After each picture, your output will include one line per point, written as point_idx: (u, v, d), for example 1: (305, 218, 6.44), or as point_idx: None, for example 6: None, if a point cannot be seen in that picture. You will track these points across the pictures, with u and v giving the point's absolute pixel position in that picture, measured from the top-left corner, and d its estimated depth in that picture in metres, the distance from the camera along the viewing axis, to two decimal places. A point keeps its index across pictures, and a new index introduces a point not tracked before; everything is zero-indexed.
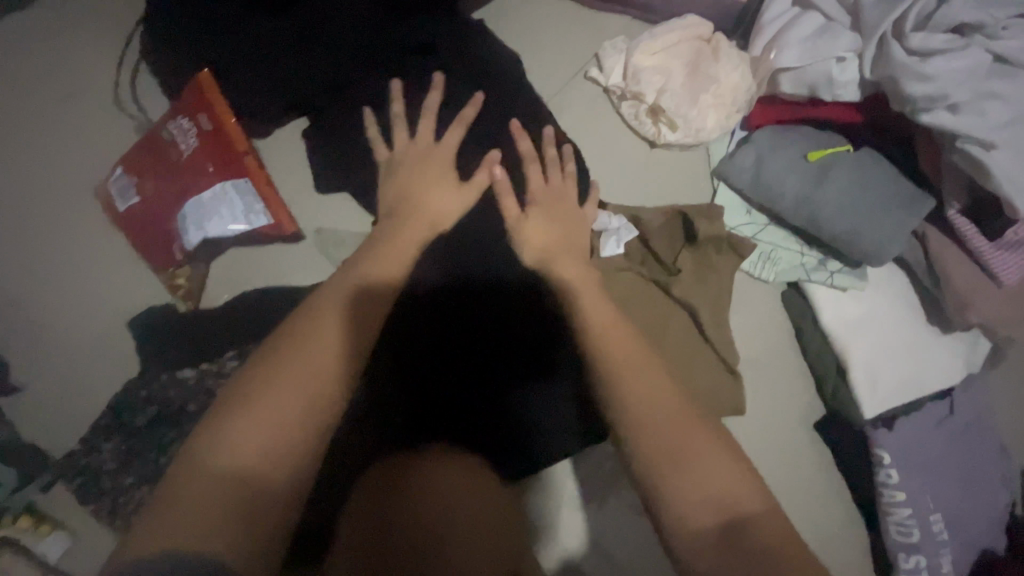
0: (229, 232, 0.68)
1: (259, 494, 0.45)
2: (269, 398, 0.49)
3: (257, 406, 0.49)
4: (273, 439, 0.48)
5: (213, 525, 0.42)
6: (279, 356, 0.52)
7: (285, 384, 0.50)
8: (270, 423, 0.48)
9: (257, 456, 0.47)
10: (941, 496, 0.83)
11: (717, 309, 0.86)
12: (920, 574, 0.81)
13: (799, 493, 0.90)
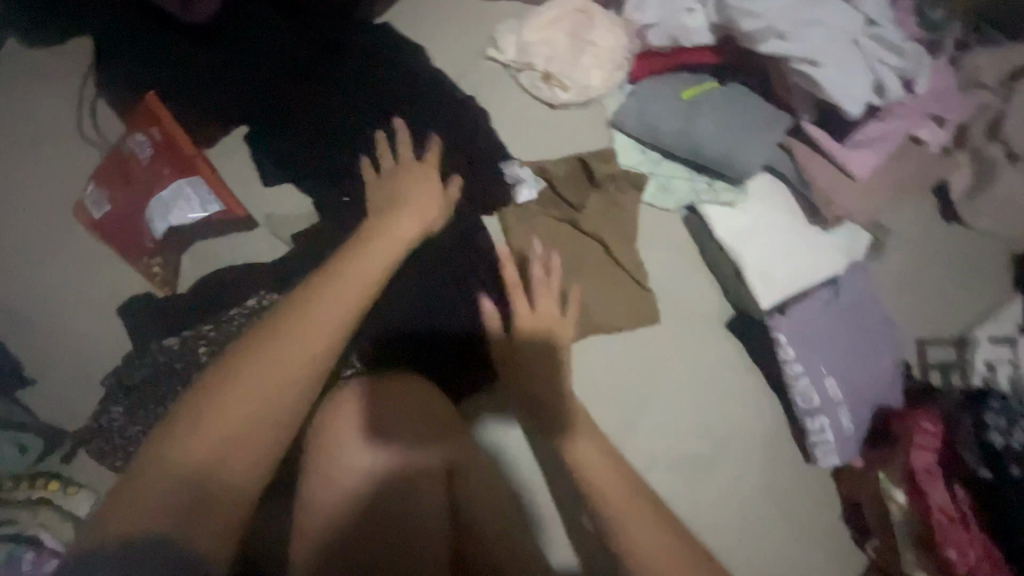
0: (189, 219, 0.82)
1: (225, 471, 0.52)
2: (242, 379, 0.55)
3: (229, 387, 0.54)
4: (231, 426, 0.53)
5: (181, 506, 0.49)
6: (262, 355, 0.56)
7: (259, 379, 0.55)
8: (236, 407, 0.54)
9: (220, 439, 0.52)
10: (835, 366, 0.97)
11: (623, 238, 1.01)
12: (825, 433, 0.96)
13: (721, 385, 1.04)
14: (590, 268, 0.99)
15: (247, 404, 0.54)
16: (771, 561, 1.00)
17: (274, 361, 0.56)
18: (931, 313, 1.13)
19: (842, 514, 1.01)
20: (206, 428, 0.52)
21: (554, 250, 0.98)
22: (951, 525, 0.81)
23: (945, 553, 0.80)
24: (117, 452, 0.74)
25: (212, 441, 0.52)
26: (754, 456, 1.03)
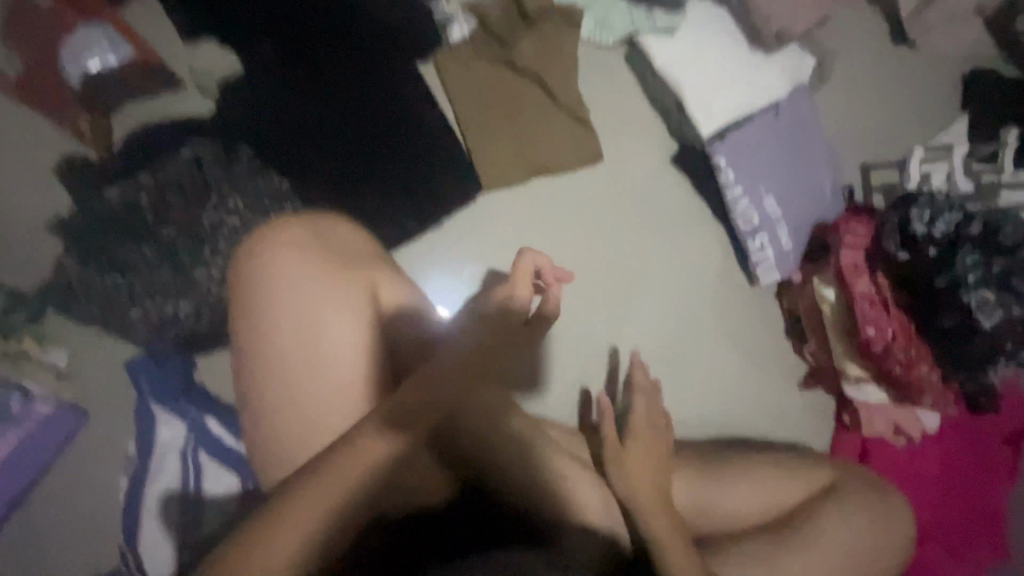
0: (105, 66, 0.83)
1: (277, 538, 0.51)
2: (296, 514, 0.52)
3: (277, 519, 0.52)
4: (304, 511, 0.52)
5: None
6: (317, 476, 0.54)
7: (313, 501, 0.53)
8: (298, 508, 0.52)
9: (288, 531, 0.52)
10: (775, 185, 1.00)
11: (560, 76, 0.99)
12: (765, 252, 1.01)
13: (667, 220, 1.07)
14: (526, 108, 0.98)
15: (362, 457, 0.56)
16: (721, 378, 1.07)
17: (371, 460, 0.56)
18: (875, 137, 1.14)
19: (786, 329, 1.08)
20: (333, 478, 0.54)
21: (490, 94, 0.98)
22: (872, 307, 0.87)
23: (865, 332, 0.86)
24: (79, 302, 0.78)
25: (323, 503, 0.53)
26: (703, 285, 1.07)
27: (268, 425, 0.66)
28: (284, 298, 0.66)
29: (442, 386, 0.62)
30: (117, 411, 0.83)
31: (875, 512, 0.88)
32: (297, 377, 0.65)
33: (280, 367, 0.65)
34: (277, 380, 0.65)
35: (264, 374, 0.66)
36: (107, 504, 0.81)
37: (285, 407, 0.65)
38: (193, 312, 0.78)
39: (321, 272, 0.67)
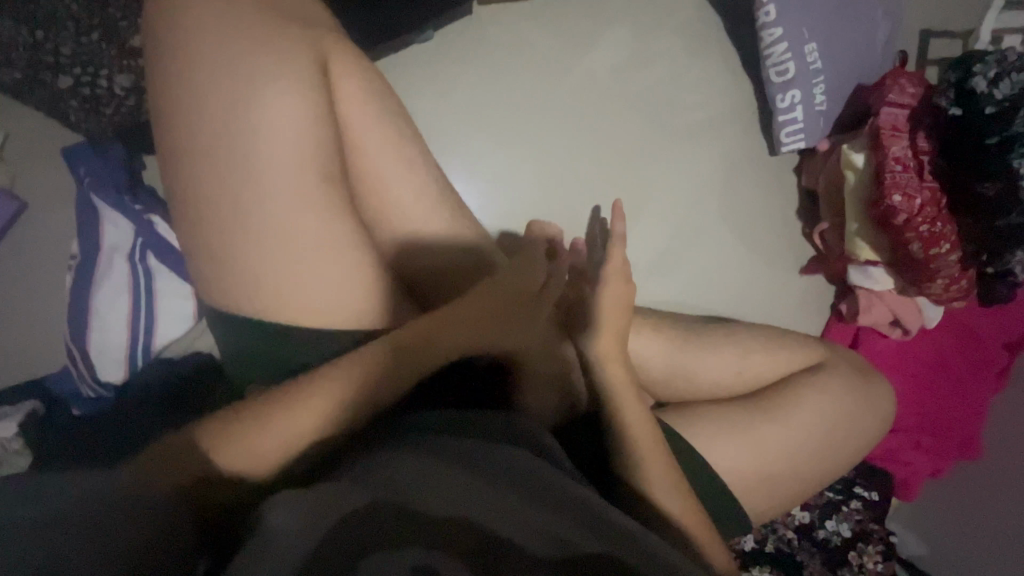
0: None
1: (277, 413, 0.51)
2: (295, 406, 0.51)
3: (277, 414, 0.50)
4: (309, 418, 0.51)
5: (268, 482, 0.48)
6: (318, 386, 0.53)
7: (320, 398, 0.52)
8: (304, 414, 0.51)
9: (292, 432, 0.50)
10: (822, 32, 0.86)
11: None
12: (794, 110, 0.89)
13: (689, 68, 0.94)
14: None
15: (365, 367, 0.55)
16: (725, 257, 0.98)
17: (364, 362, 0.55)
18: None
19: (798, 209, 1.00)
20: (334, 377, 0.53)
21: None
22: (904, 173, 0.77)
23: (890, 198, 0.77)
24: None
25: (323, 411, 0.52)
26: (720, 149, 0.96)
27: (221, 252, 0.57)
28: (225, 61, 0.55)
29: (448, 333, 0.59)
30: (58, 200, 0.76)
31: (858, 393, 0.85)
32: (244, 156, 0.55)
33: (221, 145, 0.55)
34: (217, 160, 0.55)
35: (201, 153, 0.55)
36: (50, 301, 0.77)
37: (232, 200, 0.56)
38: (133, 88, 0.67)
39: (272, 38, 0.56)
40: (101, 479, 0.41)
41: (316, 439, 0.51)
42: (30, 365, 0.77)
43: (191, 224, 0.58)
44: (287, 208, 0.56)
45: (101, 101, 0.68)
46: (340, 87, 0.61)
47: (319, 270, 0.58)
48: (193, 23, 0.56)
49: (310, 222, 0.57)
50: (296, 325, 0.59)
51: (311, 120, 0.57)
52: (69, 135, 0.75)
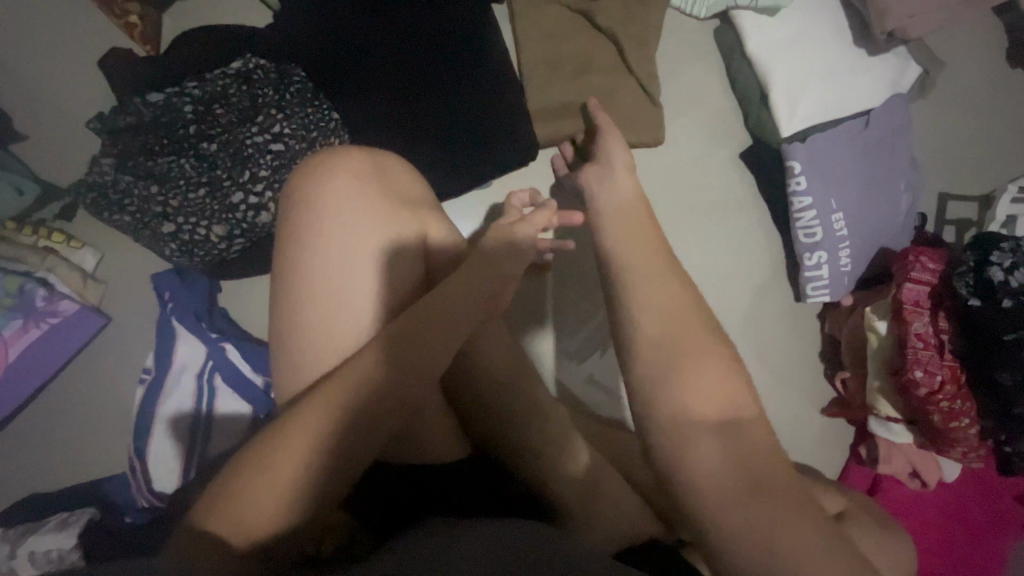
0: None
1: (277, 447, 0.49)
2: (293, 434, 0.50)
3: (280, 450, 0.49)
4: (305, 449, 0.49)
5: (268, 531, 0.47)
6: (316, 405, 0.52)
7: (311, 419, 0.51)
8: (300, 447, 0.49)
9: (293, 471, 0.48)
10: (847, 202, 0.93)
11: (637, 49, 0.93)
12: (821, 269, 0.95)
13: (722, 217, 1.01)
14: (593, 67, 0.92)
15: (354, 380, 0.53)
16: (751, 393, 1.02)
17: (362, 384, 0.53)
18: (966, 165, 1.03)
19: (822, 354, 1.04)
20: (331, 394, 0.52)
21: (561, 51, 0.92)
22: (925, 349, 0.82)
23: (912, 372, 0.82)
24: (109, 206, 0.74)
25: (324, 425, 0.51)
26: (749, 291, 1.02)
27: (292, 347, 0.63)
28: (323, 203, 0.63)
29: (427, 354, 0.57)
30: (142, 316, 0.83)
31: (882, 549, 0.86)
32: (320, 293, 0.62)
33: (306, 246, 0.63)
34: (305, 300, 0.62)
35: (294, 296, 0.63)
36: (122, 408, 0.82)
37: (296, 264, 0.63)
38: (226, 236, 0.74)
39: (366, 176, 0.65)
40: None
41: (315, 468, 0.49)
42: (96, 467, 0.82)
43: (278, 367, 0.65)
44: (349, 336, 0.62)
45: (194, 245, 0.74)
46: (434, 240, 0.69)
47: (350, 320, 0.62)
48: (305, 175, 0.65)
49: (352, 279, 0.62)
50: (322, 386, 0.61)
51: (381, 242, 0.64)
52: (161, 260, 0.83)
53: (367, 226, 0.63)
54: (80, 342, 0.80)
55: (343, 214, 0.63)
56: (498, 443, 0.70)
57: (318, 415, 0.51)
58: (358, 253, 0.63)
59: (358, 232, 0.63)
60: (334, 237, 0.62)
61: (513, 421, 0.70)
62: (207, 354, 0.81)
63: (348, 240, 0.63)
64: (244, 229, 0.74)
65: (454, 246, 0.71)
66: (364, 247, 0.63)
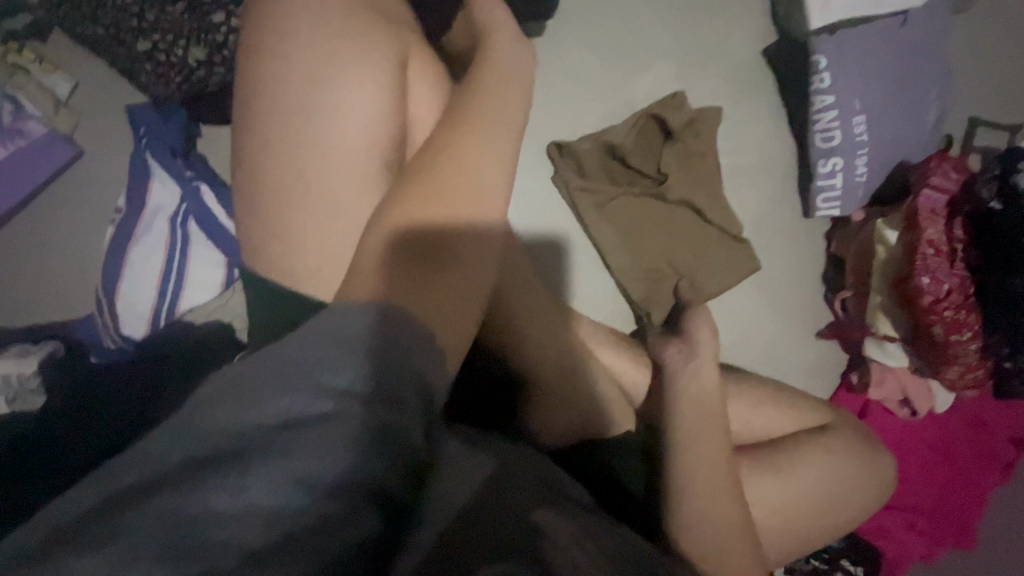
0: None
1: (366, 263, 0.42)
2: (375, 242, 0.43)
3: (365, 260, 0.42)
4: (394, 251, 0.43)
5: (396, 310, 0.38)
6: (394, 210, 0.44)
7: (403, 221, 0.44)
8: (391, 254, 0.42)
9: (386, 272, 0.41)
10: (871, 106, 0.87)
11: (700, 143, 0.90)
12: (834, 177, 0.90)
13: (734, 120, 0.97)
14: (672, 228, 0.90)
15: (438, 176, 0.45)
16: (746, 307, 1.00)
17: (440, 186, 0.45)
18: (1003, 88, 0.97)
19: (825, 273, 1.00)
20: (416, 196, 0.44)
21: (644, 240, 0.89)
22: (936, 256, 0.78)
23: (918, 278, 0.78)
24: (85, 19, 0.70)
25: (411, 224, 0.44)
26: (755, 201, 0.98)
27: (269, 173, 0.59)
28: (293, 29, 0.58)
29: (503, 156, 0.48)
30: (118, 155, 0.79)
31: (863, 463, 0.85)
32: (296, 111, 0.57)
33: (274, 69, 0.58)
34: (273, 127, 0.58)
35: (262, 123, 0.58)
36: (93, 250, 0.79)
37: (283, 91, 0.58)
38: (205, 61, 0.70)
39: None
40: (307, 428, 0.26)
41: (399, 268, 0.42)
42: (62, 307, 0.79)
43: (253, 196, 0.61)
44: (316, 169, 0.58)
45: (172, 68, 0.70)
46: (413, 77, 0.62)
47: (345, 159, 0.58)
48: (271, 8, 0.59)
49: (346, 107, 0.57)
50: (323, 231, 0.59)
51: (359, 53, 0.58)
52: (138, 95, 0.78)
53: (355, 41, 0.58)
54: (51, 171, 0.76)
55: (321, 31, 0.58)
56: (514, 333, 0.67)
57: (416, 206, 0.44)
58: (343, 69, 0.57)
59: (334, 48, 0.57)
60: (310, 54, 0.57)
61: (522, 311, 0.68)
62: (181, 197, 0.77)
63: (323, 58, 0.57)
64: (224, 54, 0.70)
65: (440, 88, 0.65)
66: (335, 62, 0.57)
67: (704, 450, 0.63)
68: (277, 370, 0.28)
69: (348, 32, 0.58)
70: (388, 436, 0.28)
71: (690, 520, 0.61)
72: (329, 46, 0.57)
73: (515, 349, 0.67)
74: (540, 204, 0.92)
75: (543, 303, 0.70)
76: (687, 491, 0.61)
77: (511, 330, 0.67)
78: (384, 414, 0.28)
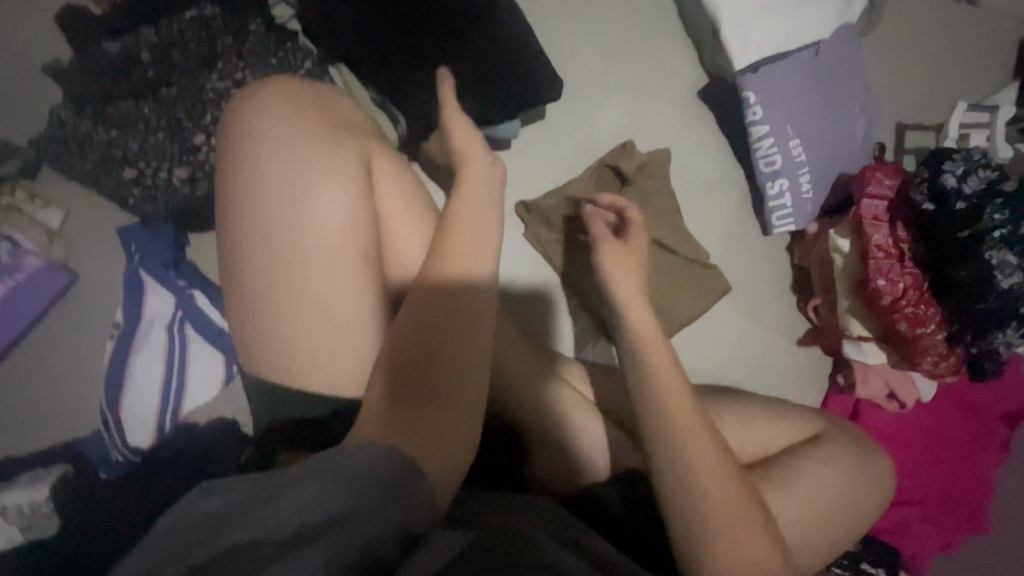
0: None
1: (372, 401, 0.48)
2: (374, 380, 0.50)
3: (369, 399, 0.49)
4: (391, 383, 0.49)
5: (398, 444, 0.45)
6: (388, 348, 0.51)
7: (394, 355, 0.50)
8: (390, 386, 0.49)
9: (381, 408, 0.48)
10: (803, 129, 0.95)
11: (655, 183, 0.97)
12: (783, 197, 0.97)
13: (683, 156, 1.04)
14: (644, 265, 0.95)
15: (421, 305, 0.52)
16: (725, 327, 1.04)
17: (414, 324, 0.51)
18: (919, 94, 1.06)
19: (793, 284, 1.06)
20: (408, 329, 0.51)
21: None
22: (886, 259, 0.84)
23: (874, 282, 0.84)
24: (71, 157, 0.76)
25: (401, 354, 0.50)
26: (716, 227, 1.04)
27: (261, 282, 0.63)
28: (262, 142, 0.64)
29: (477, 271, 0.55)
30: (112, 273, 0.83)
31: (859, 463, 0.88)
32: (280, 233, 0.62)
33: (254, 196, 0.63)
34: (256, 239, 0.63)
35: (246, 235, 0.63)
36: (93, 367, 0.82)
37: (266, 219, 0.63)
38: (188, 179, 0.76)
39: (301, 114, 0.66)
40: (308, 546, 0.36)
41: (392, 399, 0.48)
42: (66, 428, 0.81)
43: (246, 305, 0.65)
44: (304, 277, 0.63)
45: (156, 189, 0.76)
46: (379, 173, 0.68)
47: (333, 281, 0.63)
48: (241, 135, 0.65)
49: (328, 232, 0.63)
50: (318, 336, 0.63)
51: (331, 172, 0.63)
52: (125, 216, 0.83)
53: (324, 159, 0.64)
54: (49, 298, 0.80)
55: (289, 157, 0.63)
56: (516, 403, 0.71)
57: (407, 343, 0.51)
58: (319, 194, 0.63)
59: (307, 173, 0.63)
60: (284, 180, 0.63)
61: (521, 381, 0.71)
62: (176, 305, 0.81)
63: (298, 184, 0.63)
64: (205, 171, 0.76)
65: (406, 181, 0.71)
66: (306, 185, 0.63)
67: (678, 430, 0.62)
68: (284, 502, 0.39)
69: (315, 154, 0.64)
70: (362, 557, 0.36)
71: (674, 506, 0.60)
72: (301, 169, 0.63)
73: (521, 420, 0.71)
74: (517, 261, 0.97)
75: (532, 359, 0.74)
76: (665, 462, 0.61)
77: (509, 396, 0.71)
78: (359, 544, 0.37)
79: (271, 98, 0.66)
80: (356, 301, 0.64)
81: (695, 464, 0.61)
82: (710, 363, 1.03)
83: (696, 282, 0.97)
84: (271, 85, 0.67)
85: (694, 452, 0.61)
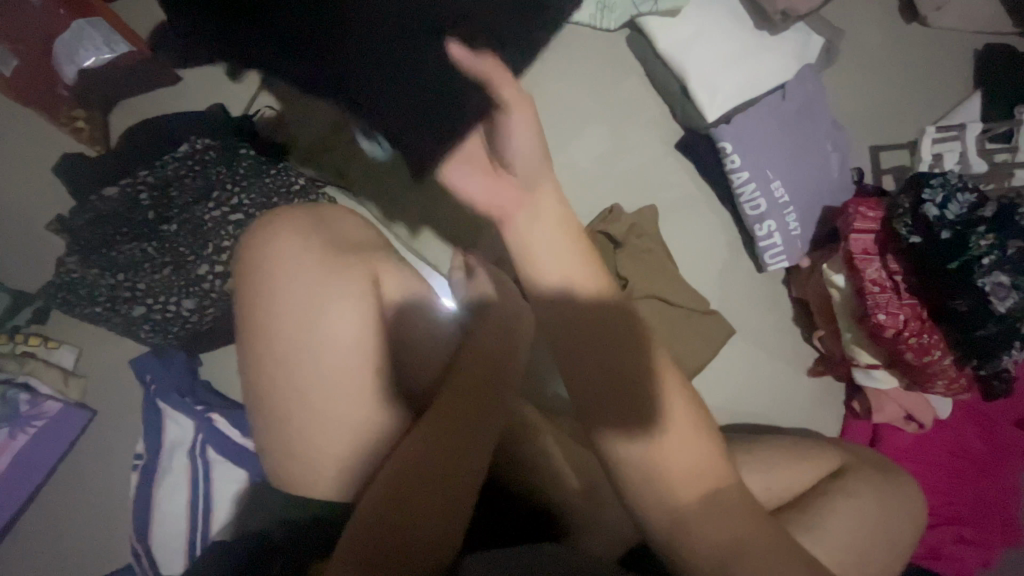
0: (100, 59, 0.79)
1: (362, 520, 0.54)
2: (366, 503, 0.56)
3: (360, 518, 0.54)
4: (382, 506, 0.55)
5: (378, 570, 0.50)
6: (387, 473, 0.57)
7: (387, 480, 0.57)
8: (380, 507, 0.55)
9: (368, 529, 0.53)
10: (782, 170, 0.98)
11: (645, 240, 0.99)
12: (772, 237, 0.99)
13: (669, 206, 1.07)
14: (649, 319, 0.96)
15: (430, 433, 0.60)
16: (736, 367, 1.05)
17: (412, 455, 0.58)
18: (888, 117, 1.10)
19: (796, 316, 1.07)
20: (409, 452, 0.58)
21: None
22: (882, 292, 0.86)
23: (875, 316, 0.85)
24: (80, 302, 0.78)
25: (397, 478, 0.57)
26: (710, 271, 1.07)
27: (281, 406, 0.64)
28: (276, 268, 0.65)
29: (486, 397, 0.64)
30: (129, 404, 0.84)
31: (886, 493, 0.87)
32: (296, 356, 0.64)
33: (268, 323, 0.65)
34: (273, 362, 0.64)
35: (263, 360, 0.65)
36: (119, 500, 0.82)
37: (282, 344, 0.64)
38: (196, 308, 0.78)
39: (309, 238, 0.68)
40: None
41: (378, 520, 0.54)
42: (98, 567, 0.81)
43: (268, 426, 0.66)
44: (324, 398, 0.64)
45: (168, 322, 0.78)
46: (386, 286, 0.70)
47: (351, 398, 0.64)
48: (252, 263, 0.67)
49: (342, 350, 0.64)
50: (343, 453, 0.64)
51: (342, 293, 0.65)
52: (137, 346, 0.85)
53: (335, 281, 0.66)
54: (70, 437, 0.81)
55: (299, 281, 0.65)
56: (546, 488, 0.69)
57: (400, 472, 0.57)
58: (331, 315, 0.64)
59: (320, 296, 0.65)
60: (297, 305, 0.64)
61: (551, 467, 0.70)
62: (195, 428, 0.82)
63: (312, 307, 0.64)
64: (213, 298, 0.79)
65: (412, 287, 0.73)
66: (319, 308, 0.64)
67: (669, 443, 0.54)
68: None
69: (326, 276, 0.66)
70: None
71: (649, 516, 0.54)
72: (314, 293, 0.65)
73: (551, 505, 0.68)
74: None
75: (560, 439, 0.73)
76: (645, 471, 0.53)
77: (540, 482, 0.69)
78: None
79: (278, 223, 0.69)
80: (374, 415, 0.65)
81: (685, 476, 0.53)
82: (725, 406, 1.04)
83: (700, 330, 0.99)
84: (281, 213, 0.70)
85: (683, 455, 0.53)
